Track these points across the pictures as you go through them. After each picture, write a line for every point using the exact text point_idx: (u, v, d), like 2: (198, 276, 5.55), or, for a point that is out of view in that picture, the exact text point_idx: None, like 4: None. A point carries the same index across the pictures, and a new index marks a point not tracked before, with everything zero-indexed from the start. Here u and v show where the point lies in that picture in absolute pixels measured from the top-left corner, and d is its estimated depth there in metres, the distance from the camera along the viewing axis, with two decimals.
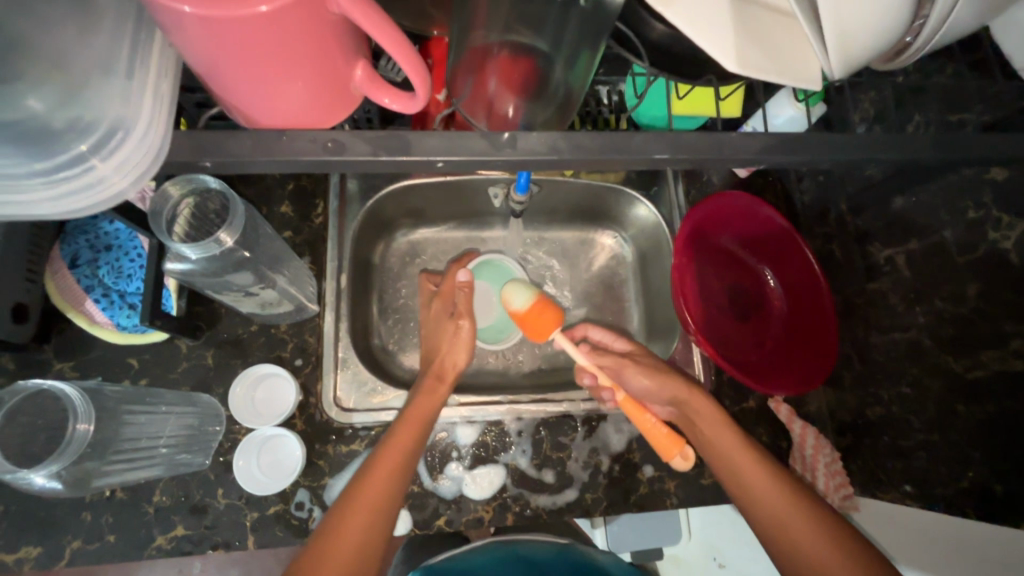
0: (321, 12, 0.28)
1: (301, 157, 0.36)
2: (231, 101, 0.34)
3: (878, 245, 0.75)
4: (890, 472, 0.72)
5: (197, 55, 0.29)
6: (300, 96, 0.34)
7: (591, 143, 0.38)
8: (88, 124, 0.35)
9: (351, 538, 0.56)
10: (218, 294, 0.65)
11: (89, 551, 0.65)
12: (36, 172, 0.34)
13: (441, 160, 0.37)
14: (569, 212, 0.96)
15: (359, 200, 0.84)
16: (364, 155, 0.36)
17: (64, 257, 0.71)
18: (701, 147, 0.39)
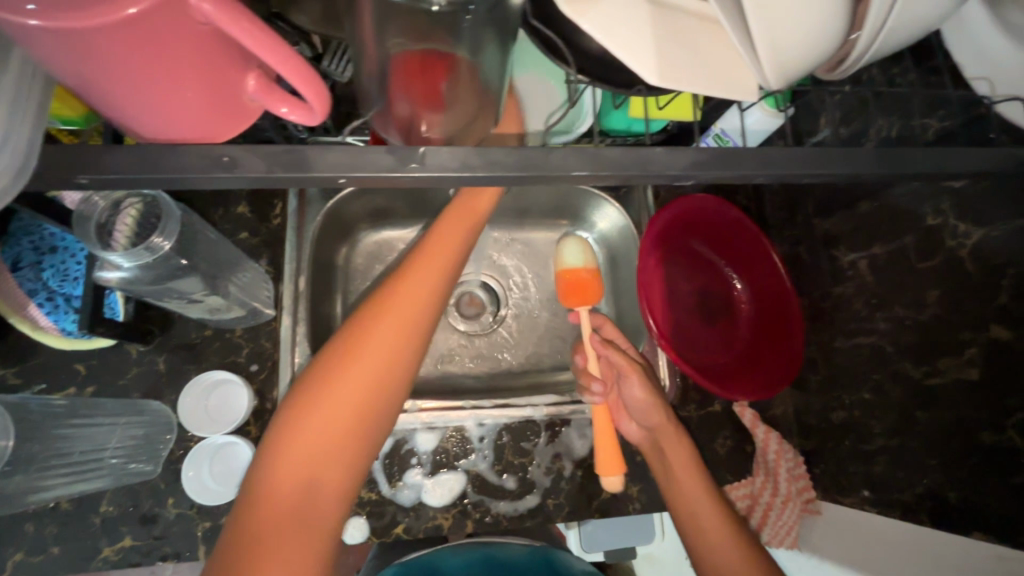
0: (191, 19, 0.27)
1: (191, 174, 0.34)
2: (116, 117, 0.32)
3: (843, 249, 0.74)
4: (850, 477, 0.72)
5: (60, 69, 0.28)
6: (189, 108, 0.32)
7: (508, 159, 0.37)
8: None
9: (379, 347, 0.57)
10: (161, 301, 0.63)
11: (32, 564, 0.63)
12: None
13: (343, 177, 0.36)
14: (540, 212, 0.95)
15: (320, 200, 0.82)
16: (259, 172, 0.34)
17: (4, 260, 0.67)
18: (626, 162, 0.38)
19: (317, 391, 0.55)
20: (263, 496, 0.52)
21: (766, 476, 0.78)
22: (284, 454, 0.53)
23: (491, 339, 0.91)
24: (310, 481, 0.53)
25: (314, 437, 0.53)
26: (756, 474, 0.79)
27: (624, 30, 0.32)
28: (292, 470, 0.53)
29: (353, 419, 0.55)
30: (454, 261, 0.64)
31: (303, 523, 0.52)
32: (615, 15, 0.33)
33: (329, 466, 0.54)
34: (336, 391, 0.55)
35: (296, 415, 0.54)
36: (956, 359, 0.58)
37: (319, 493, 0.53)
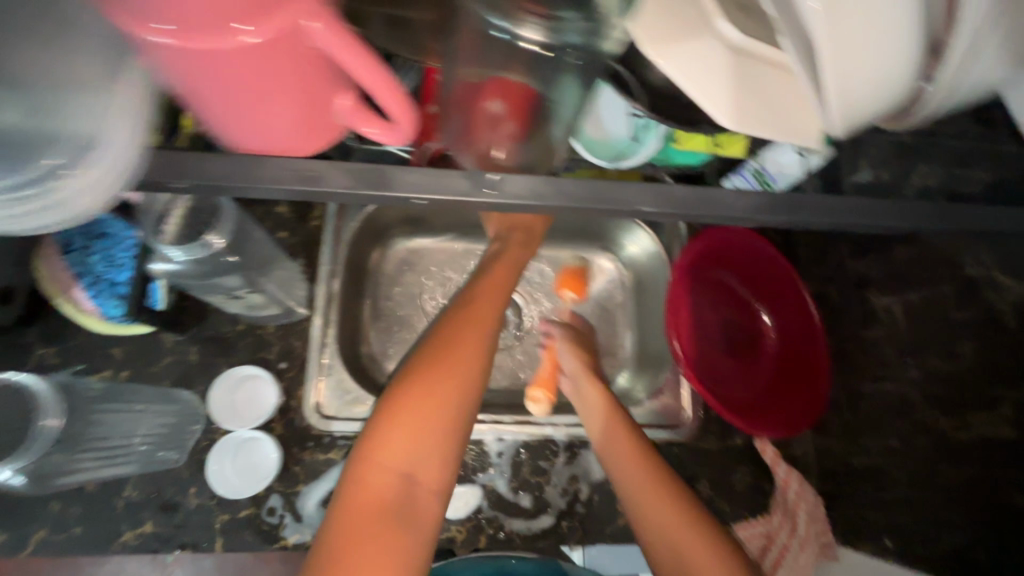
0: (302, 44, 0.29)
1: (281, 184, 0.37)
2: (211, 122, 0.35)
3: (876, 292, 0.73)
4: (870, 525, 0.71)
5: (174, 81, 0.30)
6: (283, 121, 0.34)
7: (575, 190, 0.39)
8: (52, 141, 0.34)
9: (469, 344, 0.59)
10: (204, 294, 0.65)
11: (55, 542, 0.64)
12: None
13: (420, 197, 0.38)
14: (569, 231, 0.96)
15: (358, 206, 0.84)
16: (343, 187, 0.37)
17: (57, 241, 0.69)
18: (685, 201, 0.40)
19: (419, 383, 0.55)
20: (364, 486, 0.53)
21: (784, 516, 0.77)
22: (386, 441, 0.53)
23: (513, 354, 0.92)
24: (411, 468, 0.54)
25: (419, 423, 0.54)
26: (773, 513, 0.78)
27: None
28: (394, 460, 0.53)
29: (453, 414, 0.56)
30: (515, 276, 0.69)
31: (406, 515, 0.53)
32: (689, 65, 0.36)
33: (427, 455, 0.54)
34: (435, 381, 0.56)
35: (398, 405, 0.55)
36: (987, 416, 0.58)
37: (421, 480, 0.54)
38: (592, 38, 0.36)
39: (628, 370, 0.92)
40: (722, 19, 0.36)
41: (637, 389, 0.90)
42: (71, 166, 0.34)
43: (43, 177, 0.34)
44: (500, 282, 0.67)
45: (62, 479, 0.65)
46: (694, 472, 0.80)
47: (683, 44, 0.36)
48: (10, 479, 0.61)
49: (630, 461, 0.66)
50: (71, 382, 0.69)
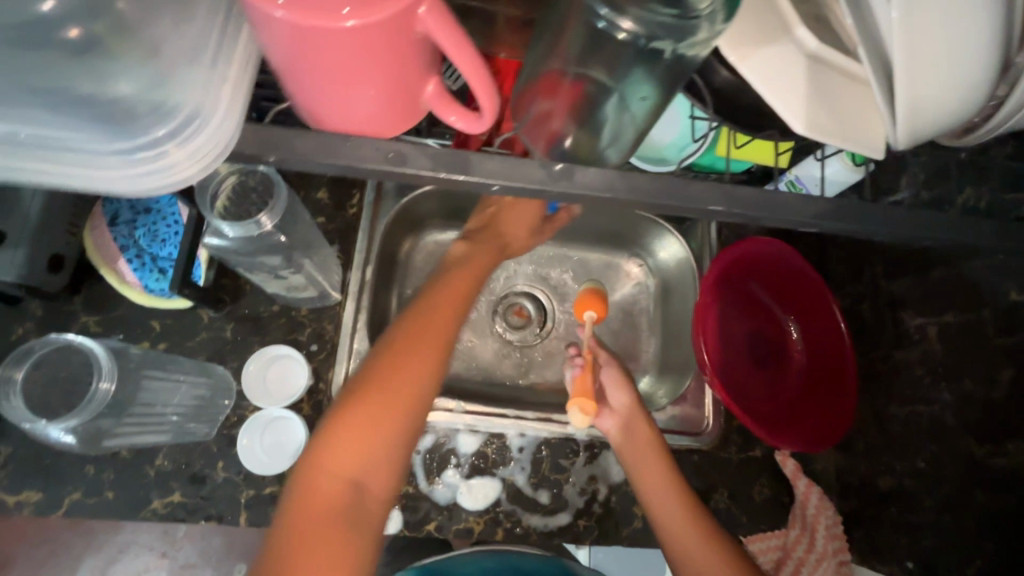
0: (403, 33, 0.30)
1: (365, 163, 0.37)
2: (302, 102, 0.36)
3: (909, 312, 0.72)
4: (892, 546, 0.71)
5: (280, 57, 0.32)
6: (367, 104, 0.35)
7: (649, 185, 0.39)
8: (164, 113, 0.37)
9: (425, 348, 0.58)
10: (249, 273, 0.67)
11: (87, 504, 0.66)
12: (115, 150, 0.37)
13: (497, 184, 0.39)
14: (598, 234, 0.96)
15: (394, 197, 0.85)
16: (425, 169, 0.37)
17: (104, 215, 0.72)
18: (761, 206, 0.40)
19: (370, 388, 0.55)
20: (306, 495, 0.52)
21: (802, 528, 0.78)
22: (333, 450, 0.53)
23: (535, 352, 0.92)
24: (357, 478, 0.53)
25: (365, 433, 0.53)
26: (791, 527, 0.78)
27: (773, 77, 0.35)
28: (340, 470, 0.53)
29: (402, 424, 0.55)
30: (478, 288, 0.69)
31: (352, 523, 0.52)
32: (766, 68, 0.36)
33: (372, 462, 0.53)
34: (386, 388, 0.55)
35: (345, 412, 0.54)
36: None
37: (368, 491, 0.53)
38: (681, 36, 0.35)
39: (649, 374, 0.93)
40: (802, 27, 0.37)
41: (658, 395, 0.90)
42: (178, 141, 0.38)
43: (154, 145, 0.38)
44: (460, 285, 0.66)
45: (110, 442, 0.66)
46: (713, 482, 0.80)
47: (762, 49, 0.37)
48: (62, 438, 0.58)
49: (670, 497, 0.67)
50: (124, 348, 0.69)
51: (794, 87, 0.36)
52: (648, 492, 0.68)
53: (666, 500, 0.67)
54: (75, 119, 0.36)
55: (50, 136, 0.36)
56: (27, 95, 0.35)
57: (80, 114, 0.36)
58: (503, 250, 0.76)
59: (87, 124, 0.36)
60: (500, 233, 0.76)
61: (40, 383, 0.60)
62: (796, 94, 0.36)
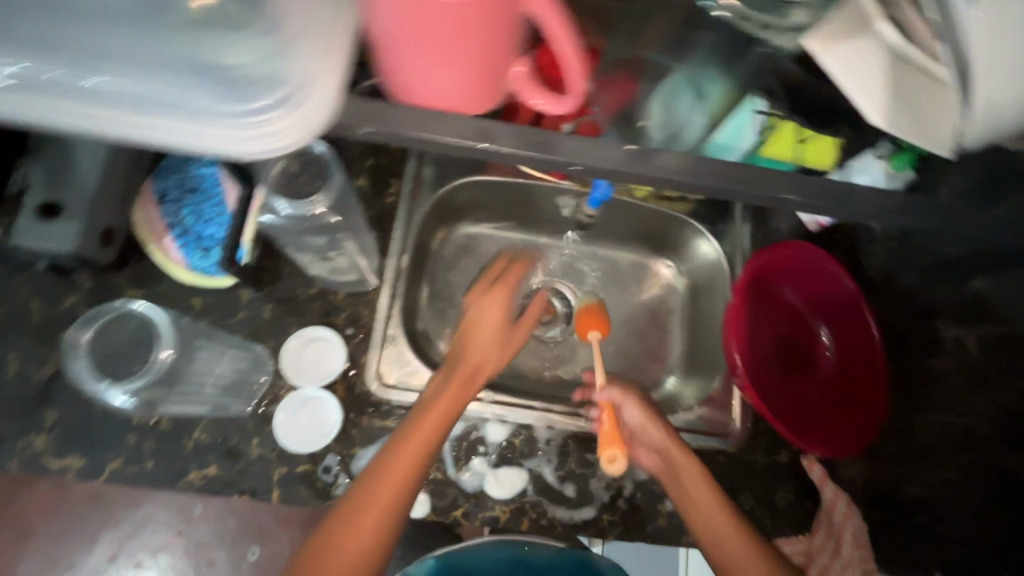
0: (503, 9, 0.35)
1: (456, 138, 0.41)
2: (406, 78, 0.41)
3: (946, 322, 0.71)
4: (920, 556, 0.70)
5: (396, 32, 0.37)
6: (472, 81, 0.41)
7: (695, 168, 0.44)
8: (278, 85, 0.41)
9: (392, 487, 0.59)
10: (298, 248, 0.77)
11: (127, 472, 0.68)
12: (225, 115, 0.42)
13: (574, 164, 0.43)
14: (629, 234, 0.96)
15: (432, 187, 0.86)
16: (512, 146, 0.41)
17: (153, 191, 0.73)
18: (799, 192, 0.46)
19: (338, 531, 0.57)
20: None
21: (826, 536, 0.76)
22: None
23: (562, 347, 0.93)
24: None
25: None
26: (816, 533, 0.78)
27: (858, 72, 0.40)
28: None
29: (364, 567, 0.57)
30: (446, 423, 0.65)
31: None
32: (846, 64, 0.41)
33: None
34: (350, 534, 0.57)
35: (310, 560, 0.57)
36: None
37: None
38: None
39: (675, 374, 0.93)
40: (885, 22, 0.41)
41: (685, 395, 0.90)
42: (285, 107, 0.41)
43: (256, 114, 0.41)
44: (436, 414, 0.64)
45: (168, 407, 0.70)
46: (737, 484, 0.80)
47: (843, 44, 0.41)
48: (120, 401, 0.70)
49: (704, 500, 0.69)
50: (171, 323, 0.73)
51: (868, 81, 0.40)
52: (687, 498, 0.70)
53: (702, 502, 0.69)
54: (212, 92, 0.42)
55: (185, 101, 0.42)
56: (182, 68, 0.42)
57: (213, 87, 0.42)
58: (476, 386, 0.69)
59: (215, 93, 0.42)
60: (469, 352, 0.71)
61: (107, 351, 0.71)
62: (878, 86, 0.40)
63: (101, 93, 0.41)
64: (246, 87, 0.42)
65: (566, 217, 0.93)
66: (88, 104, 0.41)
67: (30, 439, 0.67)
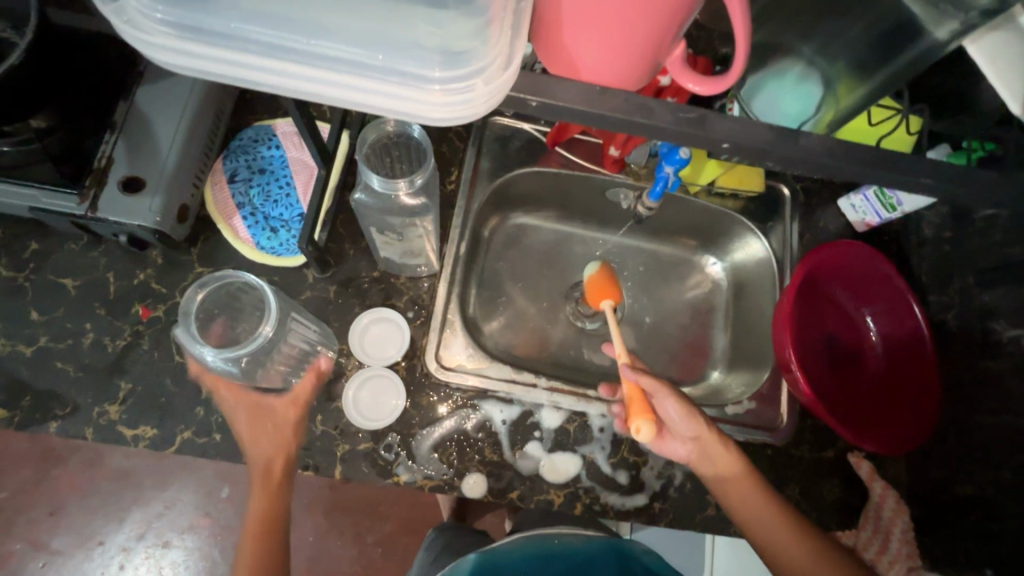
0: None
1: (616, 114, 0.43)
2: (579, 55, 0.43)
3: (1004, 323, 0.72)
4: (971, 552, 0.71)
5: (587, 8, 0.39)
6: (638, 56, 0.42)
7: (813, 144, 0.45)
8: (469, 56, 0.41)
9: None
10: (373, 233, 0.73)
11: (197, 444, 0.70)
12: (411, 80, 0.42)
13: (727, 141, 0.44)
14: (677, 229, 0.97)
15: (489, 176, 0.88)
16: (668, 123, 0.43)
17: (223, 171, 0.78)
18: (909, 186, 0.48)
19: None
20: None
21: (875, 530, 0.78)
22: None
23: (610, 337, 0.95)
24: None
25: None
26: (862, 527, 0.79)
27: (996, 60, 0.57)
28: None
29: None
30: None
31: None
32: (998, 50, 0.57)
33: None
34: None
35: None
36: None
37: None
38: None
39: (718, 368, 0.94)
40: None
41: (731, 388, 0.91)
42: (473, 79, 0.41)
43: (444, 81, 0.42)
44: None
45: None
46: (784, 477, 0.81)
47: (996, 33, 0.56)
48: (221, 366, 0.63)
49: (744, 488, 0.71)
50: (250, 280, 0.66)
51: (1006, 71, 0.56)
52: (725, 485, 0.71)
53: (739, 487, 0.71)
54: (398, 55, 0.41)
55: (370, 62, 0.41)
56: (370, 27, 0.41)
57: (401, 51, 0.41)
58: None
59: (402, 58, 0.41)
60: None
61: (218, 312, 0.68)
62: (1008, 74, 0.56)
63: (287, 47, 0.40)
64: (429, 52, 0.41)
65: (623, 209, 0.94)
66: (275, 62, 0.40)
67: (104, 407, 0.69)
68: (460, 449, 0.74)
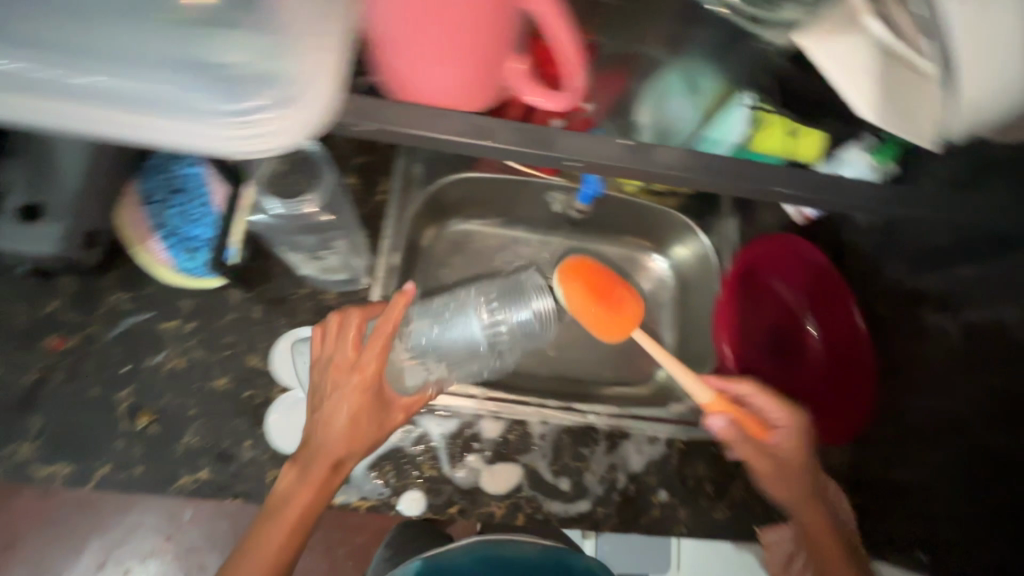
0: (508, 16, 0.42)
1: (457, 137, 0.45)
2: (410, 82, 0.45)
3: (929, 310, 0.73)
4: (908, 538, 0.72)
5: (415, 35, 0.41)
6: (473, 78, 0.45)
7: (708, 161, 0.48)
8: (272, 81, 0.41)
9: None
10: (287, 252, 0.76)
11: (118, 479, 0.67)
12: (213, 111, 0.41)
13: (577, 159, 0.46)
14: (617, 229, 0.97)
15: (422, 182, 0.86)
16: (513, 141, 0.45)
17: (139, 192, 0.74)
18: (823, 186, 0.50)
19: None
20: None
21: None
22: None
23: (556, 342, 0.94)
24: None
25: None
26: None
27: (847, 60, 0.44)
28: None
29: None
30: None
31: None
32: (836, 58, 0.45)
33: None
34: None
35: None
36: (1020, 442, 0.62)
37: None
38: None
39: None
40: (868, 16, 0.45)
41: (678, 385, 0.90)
42: (277, 105, 0.40)
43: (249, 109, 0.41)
44: None
45: (162, 411, 0.70)
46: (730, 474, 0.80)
47: (834, 38, 0.45)
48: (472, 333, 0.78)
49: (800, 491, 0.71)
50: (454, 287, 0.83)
51: (853, 75, 0.44)
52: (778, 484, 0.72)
53: (789, 487, 0.71)
54: (197, 87, 0.41)
55: (168, 97, 0.41)
56: (169, 63, 0.41)
57: (202, 83, 0.41)
58: None
59: (203, 89, 0.41)
60: None
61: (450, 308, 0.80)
62: (865, 79, 0.44)
63: (77, 86, 0.40)
64: (231, 82, 0.41)
65: (556, 213, 0.94)
66: (65, 102, 0.40)
67: (15, 447, 0.66)
68: (397, 467, 0.73)
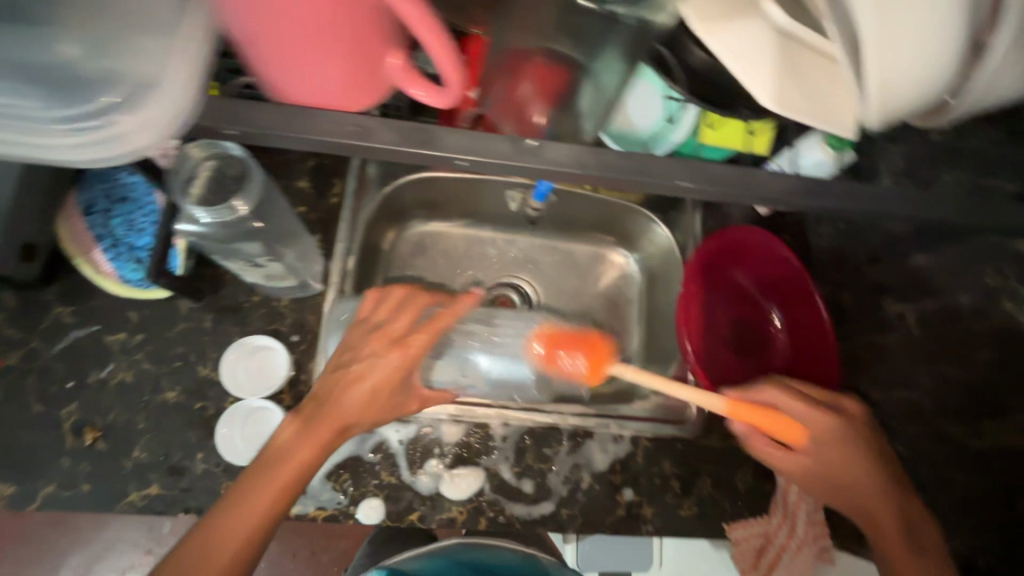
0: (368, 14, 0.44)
1: (332, 135, 0.49)
2: (280, 78, 0.49)
3: (890, 298, 0.73)
4: None
5: (274, 38, 0.44)
6: (339, 72, 0.48)
7: (617, 162, 0.51)
8: (116, 84, 0.43)
9: None
10: (225, 261, 0.71)
11: (63, 497, 0.65)
12: (65, 117, 0.43)
13: (460, 156, 0.50)
14: (581, 225, 0.96)
15: (378, 184, 0.85)
16: (390, 140, 0.49)
17: (79, 203, 0.72)
18: (728, 182, 0.52)
19: None
20: None
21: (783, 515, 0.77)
22: None
23: None
24: None
25: None
26: (772, 513, 0.78)
27: (743, 48, 0.46)
28: None
29: None
30: None
31: None
32: (733, 42, 0.47)
33: None
34: None
35: None
36: (1005, 424, 0.61)
37: None
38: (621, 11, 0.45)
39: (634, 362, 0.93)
40: (772, 6, 0.47)
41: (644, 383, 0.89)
42: (128, 108, 0.44)
43: (102, 113, 0.43)
44: None
45: (109, 426, 0.68)
46: (696, 469, 0.79)
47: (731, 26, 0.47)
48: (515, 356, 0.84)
49: (841, 473, 0.62)
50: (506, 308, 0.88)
51: (751, 61, 0.46)
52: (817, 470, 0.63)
53: (825, 475, 0.62)
54: (40, 93, 0.43)
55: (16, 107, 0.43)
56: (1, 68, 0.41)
57: (41, 88, 0.42)
58: None
59: (46, 95, 0.43)
60: None
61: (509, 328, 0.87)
62: (766, 71, 0.46)
63: None
64: (73, 85, 0.43)
65: (516, 211, 0.92)
66: None
67: None
68: (356, 475, 0.72)
